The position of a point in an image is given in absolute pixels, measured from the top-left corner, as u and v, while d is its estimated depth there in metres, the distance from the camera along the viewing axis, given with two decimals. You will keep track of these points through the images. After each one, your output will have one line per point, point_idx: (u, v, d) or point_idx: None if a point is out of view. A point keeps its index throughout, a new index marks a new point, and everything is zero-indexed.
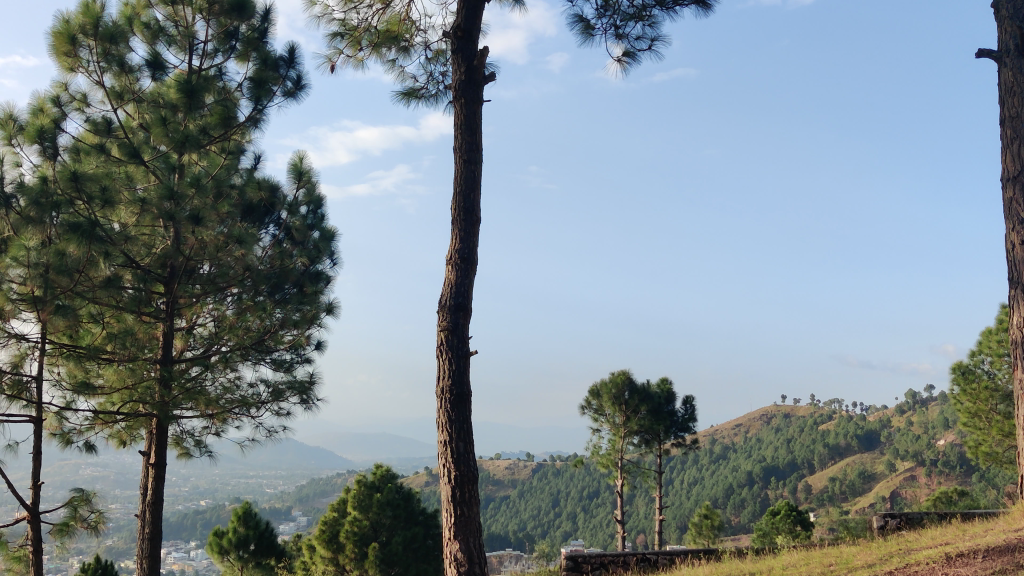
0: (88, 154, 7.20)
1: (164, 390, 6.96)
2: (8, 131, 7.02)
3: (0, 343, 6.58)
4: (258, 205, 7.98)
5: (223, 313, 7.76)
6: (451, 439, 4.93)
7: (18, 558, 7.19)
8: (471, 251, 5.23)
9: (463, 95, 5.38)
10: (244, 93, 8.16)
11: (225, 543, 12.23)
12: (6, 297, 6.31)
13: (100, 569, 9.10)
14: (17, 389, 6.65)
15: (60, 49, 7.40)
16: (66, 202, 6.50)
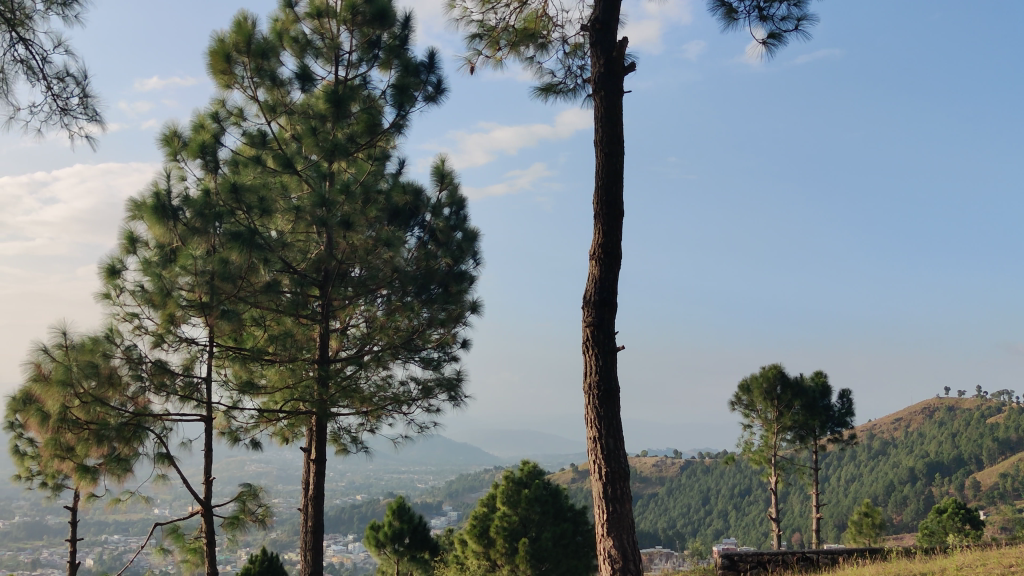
0: (246, 167, 7.59)
1: (322, 389, 7.27)
2: (173, 148, 7.48)
3: (173, 347, 7.05)
4: (404, 208, 8.00)
5: (375, 314, 7.90)
6: (601, 436, 4.90)
7: (194, 550, 7.55)
8: (615, 245, 5.14)
9: (602, 88, 5.33)
10: (388, 100, 8.37)
11: (382, 536, 12.56)
12: (176, 303, 6.75)
13: (266, 561, 9.51)
14: (188, 390, 7.25)
15: (216, 68, 7.87)
16: (227, 213, 6.96)
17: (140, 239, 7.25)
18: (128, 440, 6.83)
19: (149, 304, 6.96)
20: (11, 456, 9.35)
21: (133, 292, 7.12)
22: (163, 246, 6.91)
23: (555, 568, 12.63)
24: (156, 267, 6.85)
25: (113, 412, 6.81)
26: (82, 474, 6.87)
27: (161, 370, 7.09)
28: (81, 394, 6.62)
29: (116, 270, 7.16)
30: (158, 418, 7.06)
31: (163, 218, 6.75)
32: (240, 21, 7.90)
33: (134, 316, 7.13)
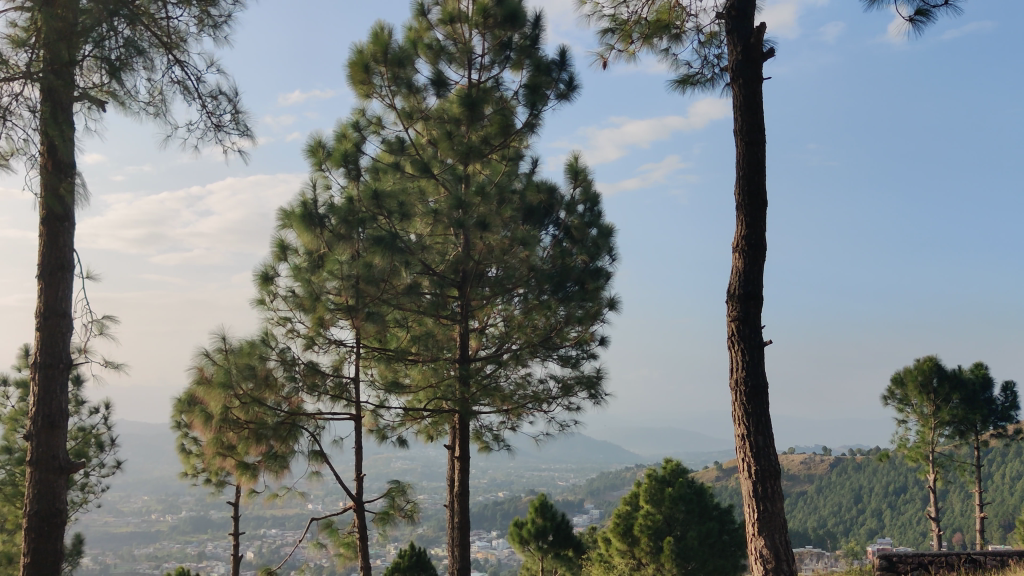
0: (386, 173, 7.80)
1: (463, 387, 7.37)
2: (318, 158, 7.78)
3: (323, 349, 7.36)
4: (537, 207, 7.86)
5: (512, 313, 7.88)
6: (749, 433, 4.79)
7: (348, 544, 7.82)
8: (759, 235, 5.00)
9: (740, 76, 5.20)
10: (521, 100, 8.43)
11: (525, 534, 12.67)
12: (325, 307, 7.12)
13: (414, 556, 9.73)
14: (338, 390, 7.52)
15: (355, 78, 8.17)
16: (370, 218, 7.16)
17: (290, 246, 7.57)
18: (284, 438, 7.14)
19: (300, 309, 7.28)
20: (178, 454, 9.91)
21: (285, 297, 7.41)
22: (313, 252, 7.25)
23: (702, 567, 12.38)
24: (306, 272, 7.18)
25: (270, 412, 7.12)
26: (243, 470, 7.27)
27: (312, 372, 7.36)
28: (240, 394, 6.96)
29: (269, 277, 7.50)
30: (312, 417, 7.35)
31: (311, 225, 7.07)
32: (377, 32, 8.14)
33: (287, 320, 7.45)
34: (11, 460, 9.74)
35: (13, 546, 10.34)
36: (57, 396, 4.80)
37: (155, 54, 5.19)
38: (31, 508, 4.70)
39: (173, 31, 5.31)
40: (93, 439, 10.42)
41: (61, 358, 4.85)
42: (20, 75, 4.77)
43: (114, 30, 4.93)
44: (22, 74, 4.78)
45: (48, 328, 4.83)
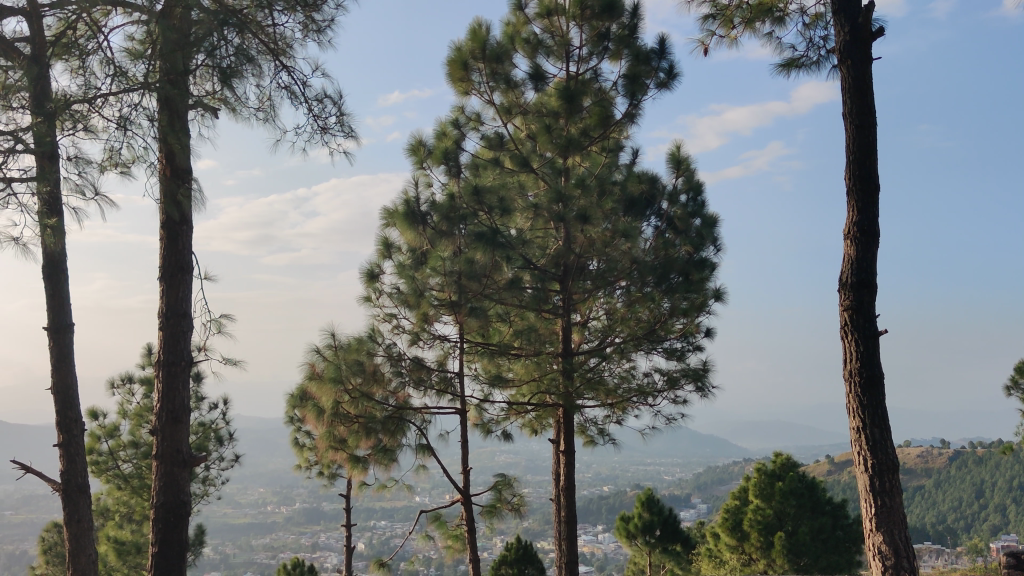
0: (486, 169, 7.89)
1: (567, 381, 7.40)
2: (420, 156, 7.90)
3: (428, 345, 7.48)
4: (639, 198, 7.53)
5: (615, 306, 7.71)
6: (865, 425, 4.64)
7: (457, 536, 7.97)
8: (872, 221, 4.82)
9: (848, 58, 5.03)
10: (620, 91, 8.35)
11: (632, 527, 12.68)
12: (428, 303, 7.24)
13: (521, 549, 9.77)
14: (444, 384, 7.54)
15: (454, 76, 8.28)
16: (471, 214, 7.20)
17: (394, 244, 7.73)
18: (392, 432, 7.26)
19: (405, 305, 7.45)
20: (292, 447, 10.21)
21: (390, 294, 7.60)
22: (416, 249, 7.44)
23: (815, 563, 12.03)
24: (410, 269, 7.35)
25: (378, 406, 7.28)
26: (355, 463, 7.43)
27: (418, 367, 7.50)
28: (350, 390, 7.15)
29: (374, 274, 7.65)
30: (418, 411, 7.42)
31: (414, 222, 7.27)
32: (475, 28, 8.19)
33: (392, 316, 7.59)
34: (137, 453, 10.21)
35: (141, 535, 10.85)
36: (180, 392, 5.01)
37: (264, 61, 5.34)
38: (159, 499, 4.92)
39: (279, 37, 5.46)
40: (213, 433, 10.82)
41: (183, 356, 5.06)
42: (139, 86, 4.99)
43: (225, 39, 5.09)
44: (141, 85, 4.99)
45: (171, 328, 5.04)
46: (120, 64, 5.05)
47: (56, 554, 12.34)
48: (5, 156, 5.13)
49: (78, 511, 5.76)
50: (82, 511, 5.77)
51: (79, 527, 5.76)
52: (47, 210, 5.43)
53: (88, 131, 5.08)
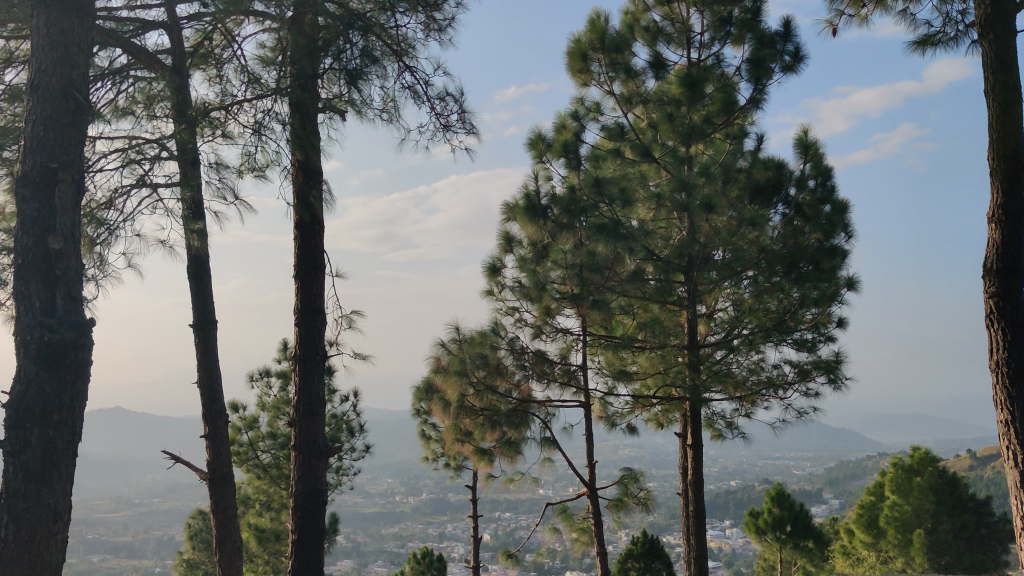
0: (606, 160, 7.82)
1: (694, 374, 7.16)
2: (539, 150, 7.93)
3: (550, 338, 7.51)
4: (766, 185, 7.23)
5: (742, 296, 7.48)
6: (1014, 418, 4.40)
7: (584, 530, 7.94)
8: (1019, 204, 4.55)
9: (989, 31, 4.77)
10: (744, 76, 8.15)
11: (761, 523, 12.38)
12: (550, 296, 7.32)
13: (648, 543, 9.67)
14: (566, 377, 7.44)
15: (574, 67, 8.30)
16: (592, 207, 7.14)
17: (514, 238, 7.81)
18: (516, 425, 7.36)
19: (527, 298, 7.54)
20: (419, 440, 10.44)
21: (512, 288, 7.67)
22: (537, 242, 7.48)
23: (958, 561, 11.63)
24: (532, 262, 7.49)
25: (502, 399, 7.33)
26: (481, 455, 7.59)
27: (541, 360, 7.42)
28: (474, 382, 7.27)
29: (496, 268, 7.73)
30: (542, 405, 7.46)
31: (534, 216, 7.32)
32: (593, 19, 8.17)
33: (515, 310, 7.65)
34: (275, 444, 10.62)
35: (280, 523, 11.31)
36: (315, 385, 5.18)
37: (387, 62, 5.39)
38: (298, 489, 5.10)
39: (402, 38, 5.48)
40: (345, 425, 11.15)
41: (318, 350, 5.23)
42: (270, 92, 5.18)
43: (351, 42, 5.18)
44: (273, 90, 5.17)
45: (305, 323, 5.22)
46: (254, 72, 5.26)
47: (202, 540, 12.97)
48: (151, 163, 5.41)
49: (224, 499, 6.03)
50: (227, 499, 6.04)
51: (225, 514, 6.03)
52: (191, 213, 5.72)
53: (226, 137, 5.31)
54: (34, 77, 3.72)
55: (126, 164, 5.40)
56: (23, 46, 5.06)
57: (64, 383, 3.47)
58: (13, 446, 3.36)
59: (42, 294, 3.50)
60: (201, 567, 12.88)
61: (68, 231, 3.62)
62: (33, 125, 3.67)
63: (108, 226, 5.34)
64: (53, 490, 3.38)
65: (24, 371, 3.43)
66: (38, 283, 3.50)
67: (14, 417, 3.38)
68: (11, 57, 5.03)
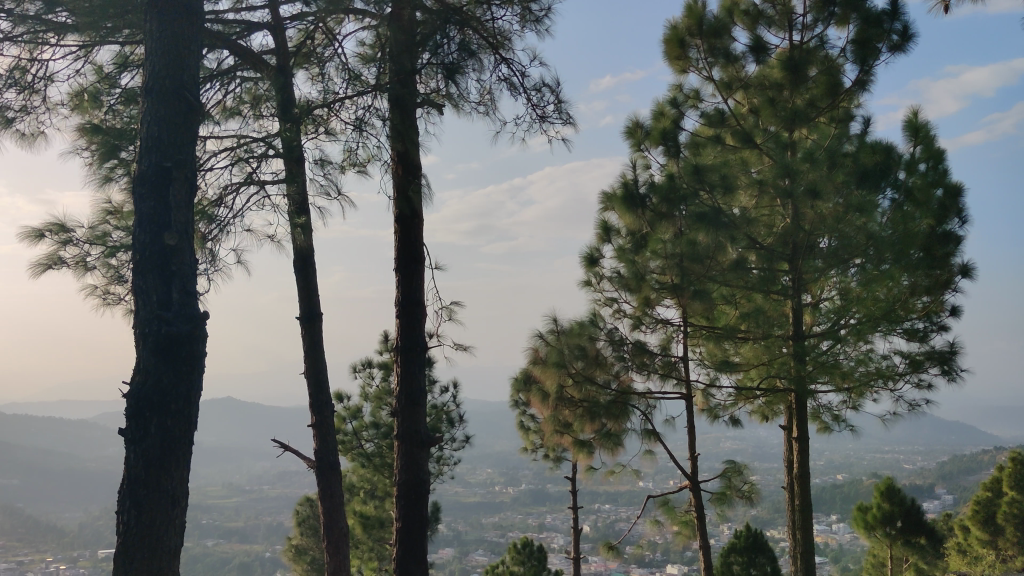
0: (706, 147, 7.68)
1: (799, 365, 7.00)
2: (637, 139, 7.86)
3: (650, 329, 7.43)
4: (874, 169, 6.90)
5: (849, 285, 7.09)
6: None
7: (686, 523, 7.86)
8: None
9: None
10: (849, 57, 7.89)
11: (870, 519, 11.94)
12: (650, 286, 7.24)
13: (751, 537, 9.44)
14: (667, 368, 7.27)
15: (672, 54, 8.19)
16: (692, 194, 7.08)
17: (612, 227, 7.76)
18: (616, 417, 7.26)
19: (626, 289, 7.48)
20: (518, 430, 10.48)
21: (610, 278, 7.61)
22: (636, 232, 7.43)
23: None
24: (631, 253, 7.41)
25: (602, 390, 7.33)
26: (580, 447, 7.63)
27: (640, 351, 7.31)
28: (573, 374, 7.33)
29: (594, 259, 7.68)
30: (643, 396, 7.34)
31: (632, 205, 7.32)
32: (692, 4, 8.08)
33: (613, 300, 7.59)
34: (378, 434, 10.83)
35: (383, 510, 11.54)
36: (416, 376, 5.25)
37: (484, 55, 5.37)
38: (401, 477, 5.18)
39: (498, 30, 5.46)
40: (445, 416, 11.28)
41: (418, 342, 5.29)
42: (370, 88, 5.25)
43: (448, 37, 5.21)
44: (373, 87, 5.25)
45: (406, 315, 5.29)
46: (354, 69, 5.34)
47: (310, 526, 13.34)
48: (259, 161, 5.57)
49: (331, 487, 6.16)
50: (335, 487, 6.18)
51: (332, 501, 6.16)
52: (297, 209, 5.86)
53: (329, 135, 5.42)
54: (148, 80, 3.86)
55: (235, 162, 5.57)
56: (138, 50, 5.26)
57: (181, 374, 3.60)
58: (134, 434, 3.50)
59: (159, 288, 3.63)
60: (309, 552, 13.27)
61: (182, 228, 3.75)
62: (149, 125, 3.81)
63: (219, 223, 5.52)
64: (172, 478, 3.51)
65: (143, 362, 3.57)
66: (156, 277, 3.64)
67: (134, 406, 3.52)
68: (126, 61, 5.25)
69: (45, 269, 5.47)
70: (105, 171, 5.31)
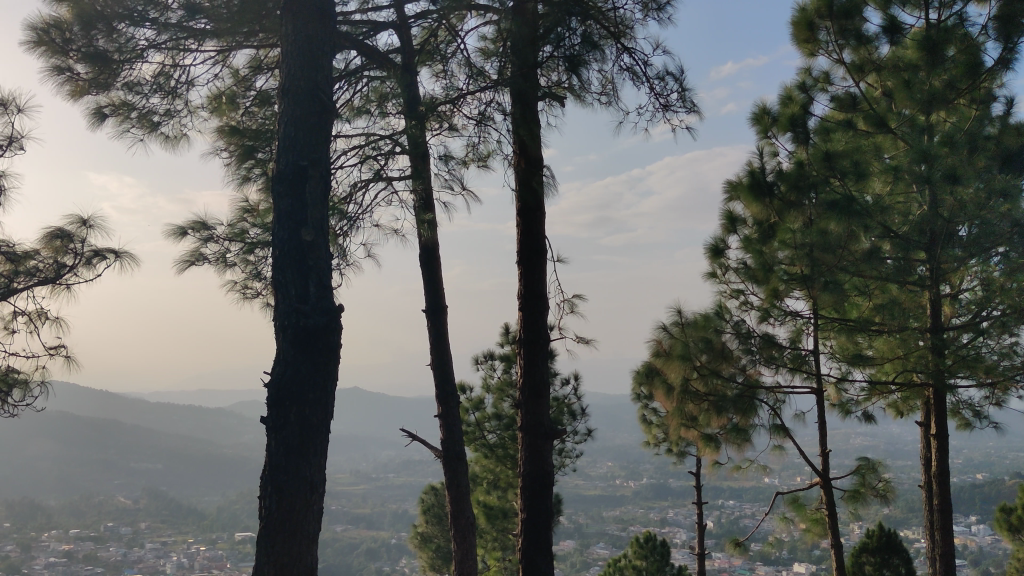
0: (836, 132, 7.42)
1: (937, 358, 6.66)
2: (764, 125, 7.67)
3: (778, 321, 7.09)
4: (1018, 152, 6.63)
5: (992, 275, 6.75)
6: None
7: (816, 520, 7.69)
8: None
9: None
10: (991, 35, 7.46)
11: (1016, 521, 11.31)
12: (778, 278, 7.02)
13: (884, 537, 9.11)
14: (797, 362, 6.99)
15: (800, 37, 7.99)
16: (823, 181, 6.87)
17: (738, 217, 7.62)
18: (743, 412, 7.14)
19: (753, 280, 7.24)
20: (640, 424, 10.37)
21: (736, 269, 7.44)
22: (763, 222, 7.32)
23: None
24: (758, 243, 7.24)
25: (728, 384, 7.20)
26: (707, 442, 7.59)
27: (769, 344, 7.06)
28: (698, 367, 7.26)
29: (719, 250, 7.54)
30: (771, 391, 7.13)
31: (760, 194, 7.23)
32: None
33: (740, 292, 7.39)
34: (500, 425, 10.90)
35: (506, 501, 11.66)
36: (540, 369, 5.26)
37: (606, 45, 5.32)
38: (525, 469, 5.22)
39: (620, 19, 5.41)
40: (566, 408, 11.26)
41: (541, 335, 5.31)
42: (492, 83, 5.29)
43: (570, 28, 5.19)
44: (495, 82, 5.28)
45: (529, 308, 5.30)
46: (476, 65, 5.38)
47: (434, 514, 13.58)
48: (386, 158, 5.69)
49: (458, 476, 6.24)
50: (460, 477, 6.24)
51: (458, 491, 6.24)
52: (422, 204, 5.97)
53: (452, 130, 5.47)
54: (285, 82, 4.00)
55: (364, 159, 5.71)
56: (271, 53, 5.46)
57: (318, 364, 3.72)
58: (274, 422, 3.64)
59: (297, 283, 3.76)
60: (434, 540, 13.53)
61: (319, 224, 3.86)
62: (286, 126, 3.95)
63: (348, 219, 5.68)
64: (311, 465, 3.64)
65: (283, 353, 3.70)
66: (294, 272, 3.77)
67: (275, 396, 3.66)
68: (261, 64, 5.45)
69: (188, 265, 5.75)
70: (244, 171, 5.56)
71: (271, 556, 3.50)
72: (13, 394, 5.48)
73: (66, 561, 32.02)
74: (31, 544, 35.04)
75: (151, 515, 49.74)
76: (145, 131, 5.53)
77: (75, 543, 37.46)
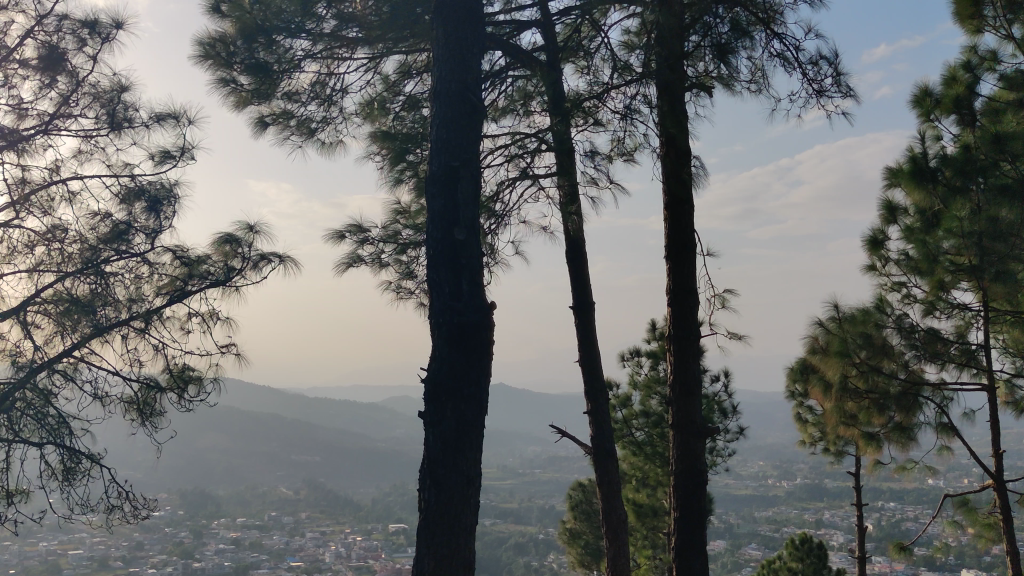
0: (1007, 113, 6.92)
1: None
2: (926, 107, 7.29)
3: (944, 314, 6.77)
4: None
5: None
6: None
7: (988, 525, 7.19)
8: None
9: None
10: None
11: None
12: (943, 268, 6.69)
13: None
14: (965, 356, 6.59)
15: (964, 13, 7.51)
16: (991, 165, 6.42)
17: (898, 206, 7.28)
18: (906, 410, 6.81)
19: (916, 272, 6.99)
20: (795, 422, 10.05)
21: (898, 261, 7.13)
22: (926, 209, 6.93)
23: None
24: (920, 232, 6.95)
25: (890, 380, 6.82)
26: (868, 441, 7.31)
27: (934, 339, 6.69)
28: (857, 363, 6.87)
29: (879, 240, 7.21)
30: (936, 388, 6.70)
31: (921, 180, 6.83)
32: None
33: (901, 285, 7.09)
34: (648, 423, 10.80)
35: (656, 499, 11.57)
36: (690, 364, 5.17)
37: (755, 31, 5.13)
38: (677, 466, 5.15)
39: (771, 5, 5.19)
40: (717, 405, 11.07)
41: (691, 329, 5.20)
42: (638, 76, 5.24)
43: (718, 16, 5.07)
44: (641, 75, 5.23)
45: (678, 303, 5.22)
46: (621, 58, 5.34)
47: (583, 511, 13.62)
48: (532, 156, 5.73)
49: (608, 473, 6.22)
50: (611, 473, 6.22)
51: (610, 488, 6.21)
52: (568, 198, 5.99)
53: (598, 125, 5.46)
54: (437, 84, 4.11)
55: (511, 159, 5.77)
56: (419, 58, 5.59)
57: (472, 361, 3.78)
58: (432, 417, 3.73)
59: (451, 281, 3.84)
60: (583, 536, 13.57)
61: (471, 223, 3.93)
62: (438, 128, 4.05)
63: (495, 217, 5.75)
64: (467, 458, 3.70)
65: (439, 350, 3.80)
66: (448, 271, 3.86)
67: (432, 391, 3.76)
68: (410, 68, 5.59)
69: (346, 267, 5.97)
70: (396, 174, 5.72)
71: (432, 547, 3.60)
72: (189, 390, 5.85)
73: (234, 548, 34.00)
74: (203, 531, 37.31)
75: (310, 506, 52.06)
76: (303, 138, 5.78)
77: (241, 531, 39.66)
